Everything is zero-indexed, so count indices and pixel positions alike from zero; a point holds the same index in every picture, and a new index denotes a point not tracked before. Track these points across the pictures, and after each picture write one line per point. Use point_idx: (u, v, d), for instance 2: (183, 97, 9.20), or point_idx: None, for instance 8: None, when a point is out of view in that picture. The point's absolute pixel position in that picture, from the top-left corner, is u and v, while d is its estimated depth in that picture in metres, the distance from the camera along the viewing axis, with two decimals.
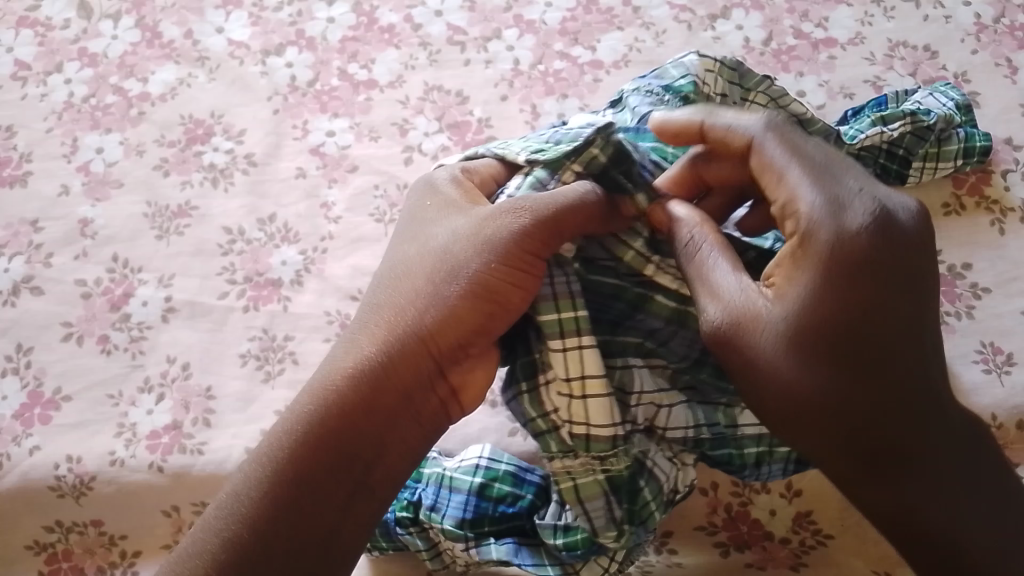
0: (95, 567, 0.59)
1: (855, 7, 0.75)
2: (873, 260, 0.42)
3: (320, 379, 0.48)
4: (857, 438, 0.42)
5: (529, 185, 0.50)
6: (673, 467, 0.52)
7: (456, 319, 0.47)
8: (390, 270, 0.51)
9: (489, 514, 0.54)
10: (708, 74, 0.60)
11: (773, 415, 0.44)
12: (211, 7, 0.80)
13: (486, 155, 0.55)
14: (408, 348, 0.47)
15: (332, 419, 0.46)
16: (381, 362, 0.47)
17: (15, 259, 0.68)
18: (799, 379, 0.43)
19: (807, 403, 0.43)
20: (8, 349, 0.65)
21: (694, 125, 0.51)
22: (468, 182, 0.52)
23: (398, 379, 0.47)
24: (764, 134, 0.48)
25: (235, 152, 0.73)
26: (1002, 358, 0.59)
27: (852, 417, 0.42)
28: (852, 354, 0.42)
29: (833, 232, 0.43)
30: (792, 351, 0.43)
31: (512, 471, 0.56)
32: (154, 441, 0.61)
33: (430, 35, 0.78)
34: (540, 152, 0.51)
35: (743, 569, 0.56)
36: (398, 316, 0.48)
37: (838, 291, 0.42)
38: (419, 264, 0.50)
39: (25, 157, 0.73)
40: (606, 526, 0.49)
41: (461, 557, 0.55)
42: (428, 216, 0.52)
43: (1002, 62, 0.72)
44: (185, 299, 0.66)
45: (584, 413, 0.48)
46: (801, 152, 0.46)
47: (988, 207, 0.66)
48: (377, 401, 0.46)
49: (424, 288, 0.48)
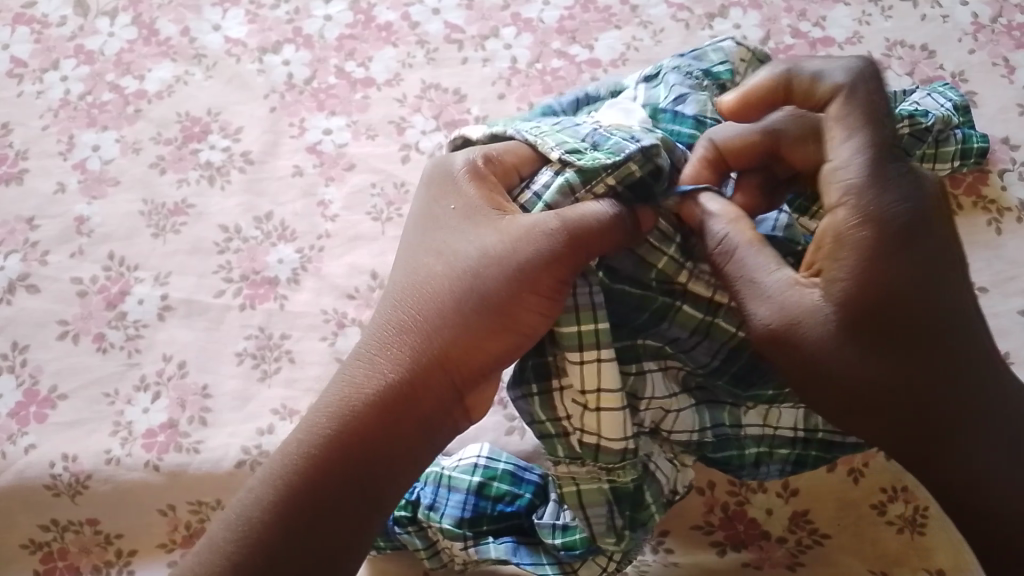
0: (90, 566, 0.59)
1: (852, 7, 0.75)
2: (917, 239, 0.42)
3: (339, 393, 0.47)
4: (914, 422, 0.42)
5: (558, 188, 0.49)
6: (674, 469, 0.52)
7: (478, 339, 0.47)
8: (409, 279, 0.50)
9: (488, 513, 0.54)
10: (742, 62, 0.62)
11: (828, 403, 0.43)
12: (208, 5, 0.80)
13: (516, 136, 0.52)
14: (428, 366, 0.47)
15: (352, 435, 0.46)
16: (401, 379, 0.47)
17: (11, 257, 0.68)
18: (855, 369, 0.42)
19: (863, 392, 0.42)
20: (3, 347, 0.65)
21: (778, 76, 0.50)
22: (491, 181, 0.50)
23: (416, 397, 0.47)
24: (852, 87, 0.46)
25: (232, 150, 0.72)
26: (999, 358, 0.59)
27: (907, 403, 0.42)
28: (905, 342, 0.42)
29: (881, 219, 0.42)
30: (847, 340, 0.42)
31: (511, 470, 0.56)
32: (150, 440, 0.61)
33: (428, 33, 0.78)
34: (577, 156, 0.49)
35: (740, 569, 0.56)
36: (420, 332, 0.48)
37: (885, 273, 0.41)
38: (438, 278, 0.49)
39: (21, 154, 0.73)
40: (606, 532, 0.50)
41: (460, 556, 0.54)
42: (450, 223, 0.51)
43: (999, 61, 0.72)
44: (182, 297, 0.66)
45: (597, 424, 0.48)
46: (877, 119, 0.45)
47: (985, 206, 0.66)
48: (396, 417, 0.47)
49: (446, 303, 0.48)
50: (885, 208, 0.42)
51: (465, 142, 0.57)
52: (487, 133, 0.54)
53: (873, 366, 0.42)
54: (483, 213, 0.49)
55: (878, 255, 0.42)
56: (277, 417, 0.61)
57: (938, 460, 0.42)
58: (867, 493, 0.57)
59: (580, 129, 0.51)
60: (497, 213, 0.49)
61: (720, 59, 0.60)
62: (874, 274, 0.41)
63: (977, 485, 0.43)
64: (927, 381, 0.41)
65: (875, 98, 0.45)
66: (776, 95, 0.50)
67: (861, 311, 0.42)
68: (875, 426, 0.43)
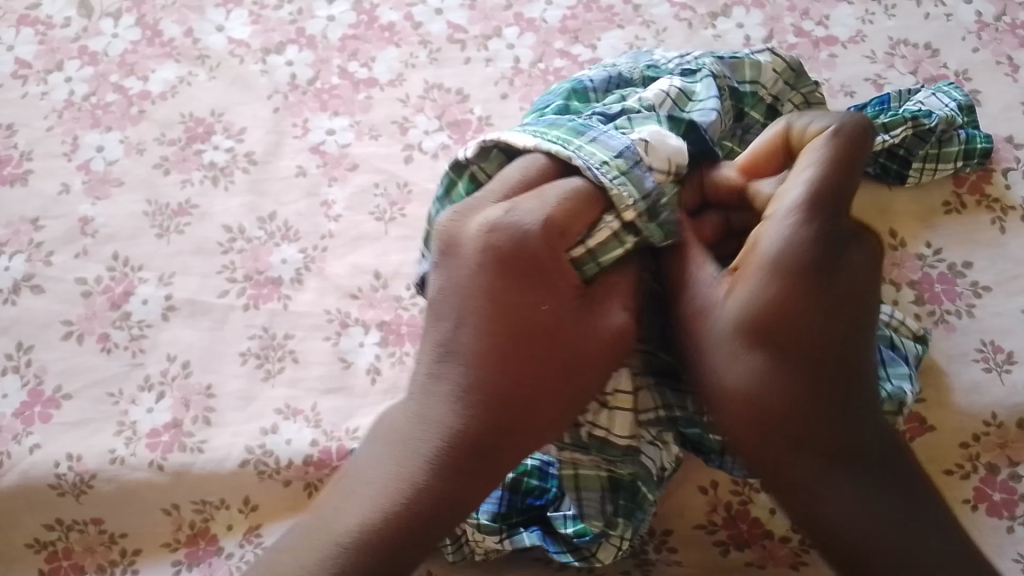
0: (95, 565, 0.59)
1: (855, 6, 0.75)
2: (834, 274, 0.43)
3: (404, 466, 0.44)
4: (809, 439, 0.42)
5: (618, 255, 0.48)
6: (657, 450, 0.52)
7: (551, 419, 0.44)
8: (469, 344, 0.44)
9: (518, 506, 0.55)
10: (772, 73, 0.60)
11: (745, 414, 0.43)
12: (211, 6, 0.80)
13: (584, 170, 0.47)
14: (500, 443, 0.44)
15: (426, 510, 0.42)
16: (470, 456, 0.43)
17: (15, 257, 0.68)
18: (779, 382, 0.42)
19: (781, 405, 0.42)
20: (8, 348, 0.65)
21: (780, 130, 0.49)
22: (549, 236, 0.45)
23: (491, 474, 0.44)
24: (836, 132, 0.46)
25: (235, 151, 0.73)
26: (1002, 357, 0.59)
27: (809, 419, 0.42)
28: (820, 362, 0.42)
29: (807, 240, 0.43)
30: (769, 356, 0.43)
31: (538, 464, 0.56)
32: (154, 439, 0.61)
33: (431, 33, 0.78)
34: (643, 224, 0.47)
35: (743, 569, 0.56)
36: (484, 411, 0.43)
37: (803, 312, 0.42)
38: (509, 349, 0.44)
39: (25, 156, 0.73)
40: (596, 514, 0.51)
41: (486, 547, 0.54)
42: (515, 279, 0.45)
43: (1002, 60, 0.71)
44: (186, 297, 0.66)
45: (608, 422, 0.49)
46: (841, 161, 0.44)
47: (989, 205, 0.65)
48: (471, 491, 0.43)
49: (521, 379, 0.44)
50: (808, 248, 0.43)
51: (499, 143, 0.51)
52: (538, 145, 0.49)
53: (776, 384, 0.42)
54: (554, 278, 0.45)
55: (800, 292, 0.42)
56: (281, 417, 0.61)
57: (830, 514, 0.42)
58: None
59: (646, 182, 0.47)
60: (569, 281, 0.46)
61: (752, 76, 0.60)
62: (795, 308, 0.42)
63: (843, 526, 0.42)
64: (830, 422, 0.42)
65: (850, 145, 0.45)
66: (778, 146, 0.49)
67: (788, 328, 0.42)
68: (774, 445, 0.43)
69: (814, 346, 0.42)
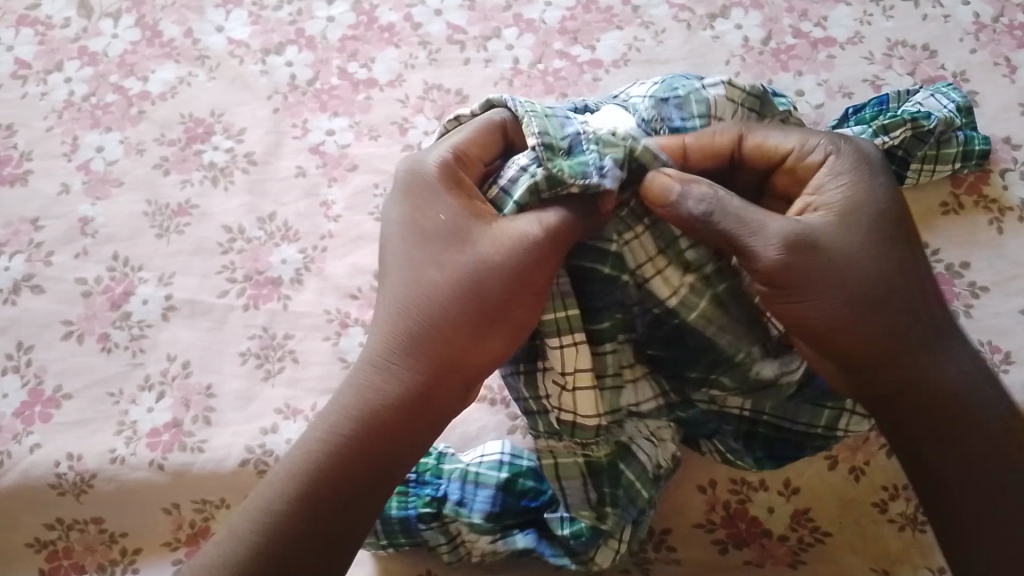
0: (95, 564, 0.59)
1: (854, 7, 0.75)
2: (884, 175, 0.51)
3: (345, 401, 0.50)
4: (905, 313, 0.49)
5: (526, 186, 0.50)
6: (654, 446, 0.54)
7: (475, 347, 0.49)
8: (400, 270, 0.52)
9: (512, 508, 0.55)
10: (729, 104, 0.56)
11: (857, 296, 0.48)
12: (211, 6, 0.80)
13: (509, 103, 0.53)
14: (428, 356, 0.50)
15: (369, 439, 0.48)
16: (406, 390, 0.49)
17: (15, 257, 0.69)
18: (871, 265, 0.48)
19: (870, 283, 0.48)
20: (8, 348, 0.65)
21: (673, 142, 0.53)
22: (462, 175, 0.52)
23: (422, 410, 0.49)
24: (745, 125, 0.54)
25: (235, 151, 0.73)
26: (1000, 357, 0.59)
27: (898, 294, 0.49)
28: (896, 239, 0.49)
29: (863, 150, 0.52)
30: (859, 243, 0.49)
31: (535, 466, 0.57)
32: (154, 439, 0.61)
33: (430, 34, 0.78)
34: (549, 154, 0.49)
35: (742, 567, 0.56)
36: (413, 320, 0.50)
37: (887, 202, 0.50)
38: (428, 264, 0.51)
39: (25, 156, 0.73)
40: (582, 505, 0.53)
41: (482, 548, 0.55)
42: (425, 208, 0.52)
43: (1000, 61, 0.72)
44: (185, 297, 0.67)
45: (573, 403, 0.51)
46: (794, 126, 0.54)
47: (986, 206, 0.66)
48: (410, 423, 0.49)
49: (439, 294, 0.50)
50: (877, 157, 0.52)
51: (455, 124, 0.57)
52: (482, 105, 0.55)
53: (876, 264, 0.49)
54: (465, 206, 0.51)
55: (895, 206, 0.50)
56: (281, 417, 0.62)
57: (929, 380, 0.49)
58: (869, 492, 0.57)
59: (566, 127, 0.50)
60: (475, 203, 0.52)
61: (702, 112, 0.56)
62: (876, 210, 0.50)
63: (945, 393, 0.49)
64: (922, 289, 0.50)
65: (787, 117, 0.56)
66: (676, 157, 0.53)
67: (865, 218, 0.50)
68: (885, 320, 0.48)
69: (899, 230, 0.50)
